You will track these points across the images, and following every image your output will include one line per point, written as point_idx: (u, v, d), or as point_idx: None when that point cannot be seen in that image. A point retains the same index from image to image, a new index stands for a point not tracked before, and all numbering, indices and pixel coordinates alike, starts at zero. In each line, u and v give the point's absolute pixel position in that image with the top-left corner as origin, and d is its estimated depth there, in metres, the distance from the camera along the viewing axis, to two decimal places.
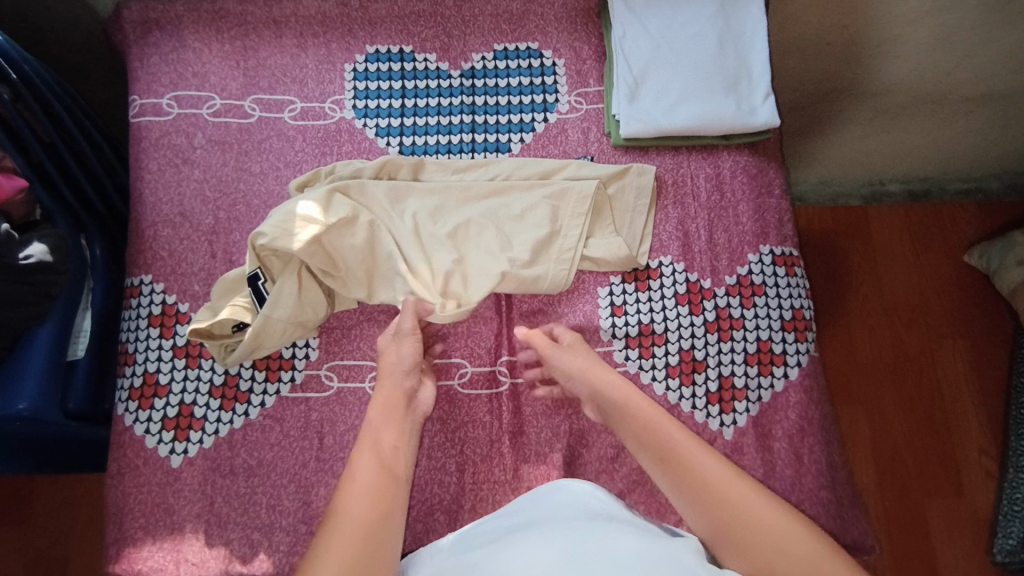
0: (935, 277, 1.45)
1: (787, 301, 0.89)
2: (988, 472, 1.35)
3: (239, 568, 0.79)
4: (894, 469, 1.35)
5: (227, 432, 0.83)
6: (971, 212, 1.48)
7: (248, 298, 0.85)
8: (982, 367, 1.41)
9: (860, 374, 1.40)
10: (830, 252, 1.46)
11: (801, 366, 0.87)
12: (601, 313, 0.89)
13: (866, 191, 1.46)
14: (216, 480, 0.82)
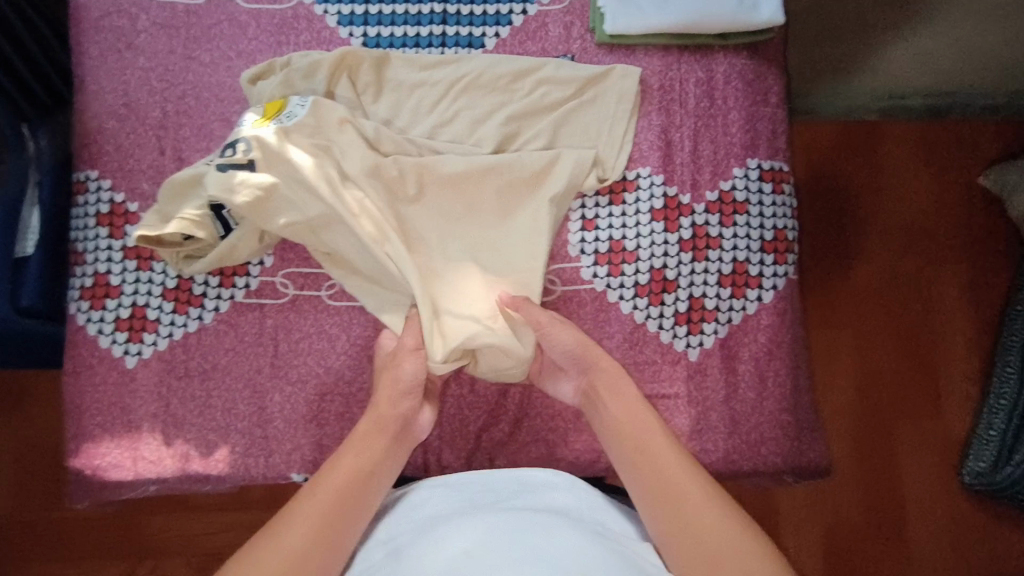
0: (948, 196, 1.36)
1: (770, 221, 0.84)
2: (971, 398, 1.33)
3: (197, 466, 0.80)
4: (876, 392, 1.33)
5: (182, 335, 0.82)
6: (994, 130, 1.36)
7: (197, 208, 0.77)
8: (983, 293, 1.34)
9: (852, 296, 1.35)
10: (837, 165, 1.37)
11: (776, 290, 0.83)
12: (571, 226, 0.85)
13: (883, 104, 1.34)
14: (171, 382, 0.81)
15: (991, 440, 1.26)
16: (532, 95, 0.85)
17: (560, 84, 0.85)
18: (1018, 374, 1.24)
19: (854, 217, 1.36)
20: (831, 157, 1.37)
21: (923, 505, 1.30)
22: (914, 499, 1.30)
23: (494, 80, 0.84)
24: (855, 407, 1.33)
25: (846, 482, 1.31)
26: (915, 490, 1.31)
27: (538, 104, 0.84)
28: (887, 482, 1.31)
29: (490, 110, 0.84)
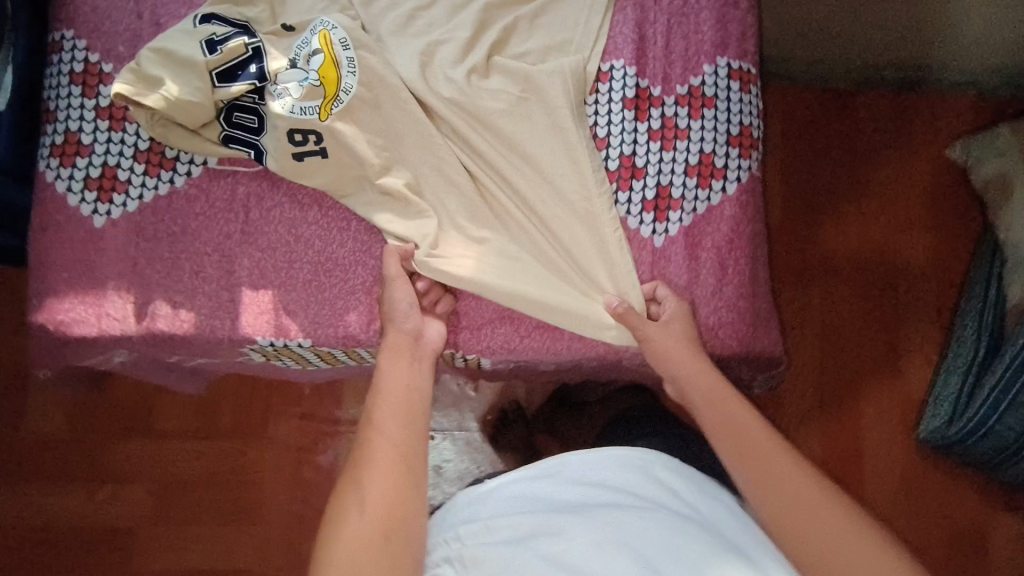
0: (913, 166, 1.42)
1: (736, 116, 0.87)
2: (929, 358, 1.36)
3: (162, 327, 0.80)
4: (840, 348, 1.37)
5: (152, 198, 0.82)
6: (963, 106, 1.43)
7: (181, 88, 0.77)
8: (943, 255, 1.39)
9: (817, 253, 1.40)
10: (810, 128, 1.44)
11: (740, 182, 0.86)
12: None
13: (860, 76, 1.41)
14: (139, 243, 0.81)
15: (947, 398, 1.26)
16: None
17: None
18: (976, 333, 1.26)
19: (823, 177, 1.42)
20: (807, 128, 1.44)
21: (880, 451, 1.33)
22: (874, 457, 1.33)
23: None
24: (818, 361, 1.36)
25: (806, 433, 1.33)
26: (872, 434, 1.33)
27: None
28: (848, 429, 1.34)
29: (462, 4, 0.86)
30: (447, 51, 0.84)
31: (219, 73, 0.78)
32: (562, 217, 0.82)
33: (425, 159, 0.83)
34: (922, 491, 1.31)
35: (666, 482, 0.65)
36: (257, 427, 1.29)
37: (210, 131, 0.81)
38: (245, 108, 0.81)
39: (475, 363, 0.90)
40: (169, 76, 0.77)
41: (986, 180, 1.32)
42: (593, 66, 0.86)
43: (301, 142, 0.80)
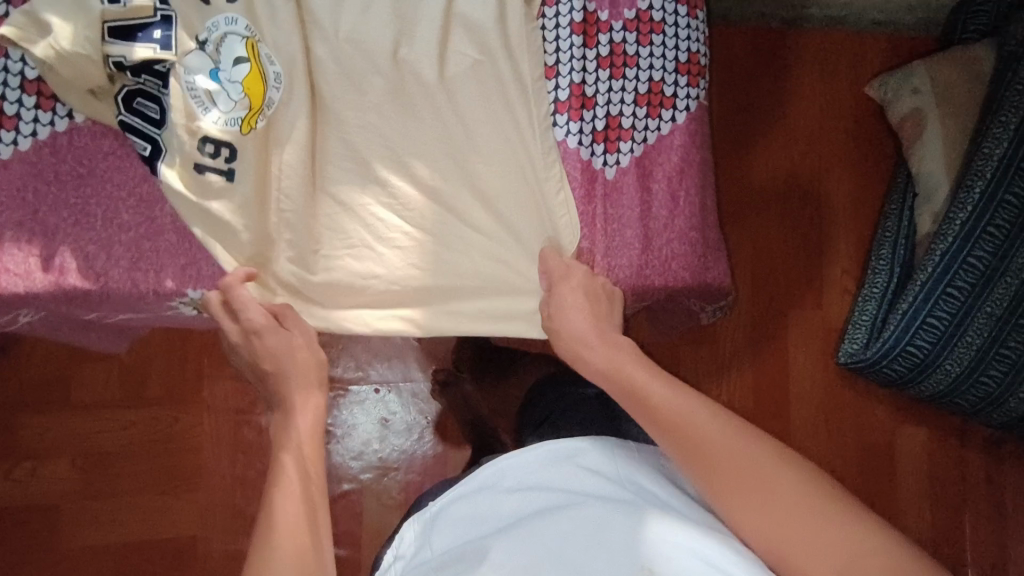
0: (837, 100, 1.46)
1: (684, 43, 0.84)
2: (846, 288, 1.42)
3: (75, 281, 0.72)
4: (768, 279, 1.42)
5: (49, 135, 0.72)
6: (881, 43, 1.47)
7: (76, 46, 0.66)
8: (864, 188, 1.45)
9: (746, 185, 1.43)
10: (743, 61, 1.44)
11: (689, 111, 0.84)
12: (486, 60, 0.81)
13: (786, 14, 1.43)
14: (38, 188, 0.72)
15: (863, 325, 1.28)
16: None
17: None
18: (889, 265, 1.30)
19: (758, 118, 1.44)
20: (744, 60, 1.44)
21: (806, 378, 1.40)
22: (799, 384, 1.40)
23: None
24: (750, 291, 1.41)
25: (739, 362, 1.39)
26: (798, 361, 1.40)
27: None
28: (775, 361, 1.40)
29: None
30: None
31: (120, 30, 0.68)
32: (505, 184, 0.81)
33: (331, 159, 0.78)
34: (847, 409, 1.40)
35: (588, 457, 0.62)
36: (190, 392, 1.21)
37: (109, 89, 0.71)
38: (149, 95, 0.71)
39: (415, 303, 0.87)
40: (63, 26, 0.66)
41: (902, 117, 1.34)
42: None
43: (210, 154, 0.72)
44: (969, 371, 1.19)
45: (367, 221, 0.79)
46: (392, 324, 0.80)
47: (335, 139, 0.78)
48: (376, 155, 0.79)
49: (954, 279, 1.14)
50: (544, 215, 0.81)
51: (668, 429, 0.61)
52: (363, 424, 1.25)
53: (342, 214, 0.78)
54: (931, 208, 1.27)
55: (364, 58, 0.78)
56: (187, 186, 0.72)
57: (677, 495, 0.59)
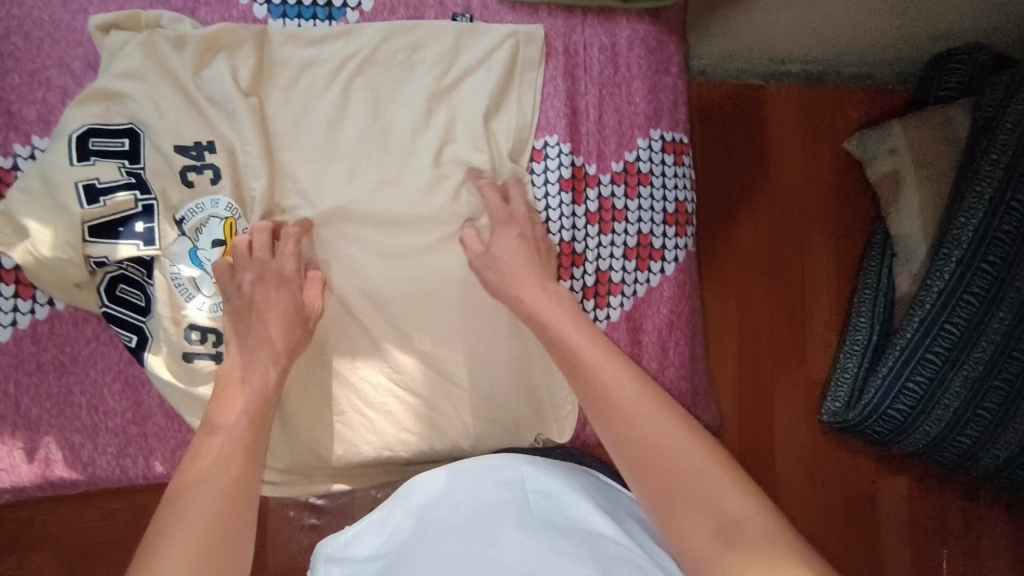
0: (816, 154, 1.41)
1: (672, 193, 0.85)
2: (828, 342, 1.41)
3: (61, 472, 0.71)
4: (752, 346, 1.38)
5: (29, 323, 0.70)
6: (858, 98, 1.41)
7: (55, 250, 0.66)
8: (841, 249, 1.42)
9: (731, 253, 1.39)
10: (723, 120, 1.38)
11: (677, 262, 0.85)
12: (467, 213, 0.80)
13: (766, 69, 1.36)
14: (19, 378, 0.70)
15: (845, 381, 1.28)
16: (431, 79, 0.79)
17: (472, 47, 0.80)
18: (869, 320, 1.28)
19: (741, 182, 1.39)
20: (722, 117, 1.37)
21: (791, 443, 1.39)
22: (783, 456, 1.38)
23: (385, 65, 0.78)
24: (733, 356, 1.38)
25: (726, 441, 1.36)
26: (783, 435, 1.38)
27: (438, 84, 0.79)
28: (760, 429, 1.38)
29: (386, 115, 0.78)
30: (370, 154, 0.77)
31: (98, 228, 0.67)
32: (493, 336, 0.80)
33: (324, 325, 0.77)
34: (832, 475, 1.39)
35: (499, 474, 0.68)
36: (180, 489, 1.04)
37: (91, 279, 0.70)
38: (131, 280, 0.70)
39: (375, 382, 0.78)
40: (41, 230, 0.66)
41: (880, 176, 1.28)
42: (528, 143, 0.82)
43: (197, 341, 0.71)
44: (945, 433, 1.10)
45: (358, 386, 0.78)
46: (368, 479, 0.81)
47: (331, 306, 0.77)
48: (370, 321, 0.78)
49: (932, 345, 1.04)
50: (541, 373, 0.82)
51: (640, 454, 0.58)
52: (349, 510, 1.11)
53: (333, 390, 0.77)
54: (910, 268, 1.21)
55: (349, 227, 0.77)
56: (178, 376, 0.70)
57: (568, 506, 0.65)
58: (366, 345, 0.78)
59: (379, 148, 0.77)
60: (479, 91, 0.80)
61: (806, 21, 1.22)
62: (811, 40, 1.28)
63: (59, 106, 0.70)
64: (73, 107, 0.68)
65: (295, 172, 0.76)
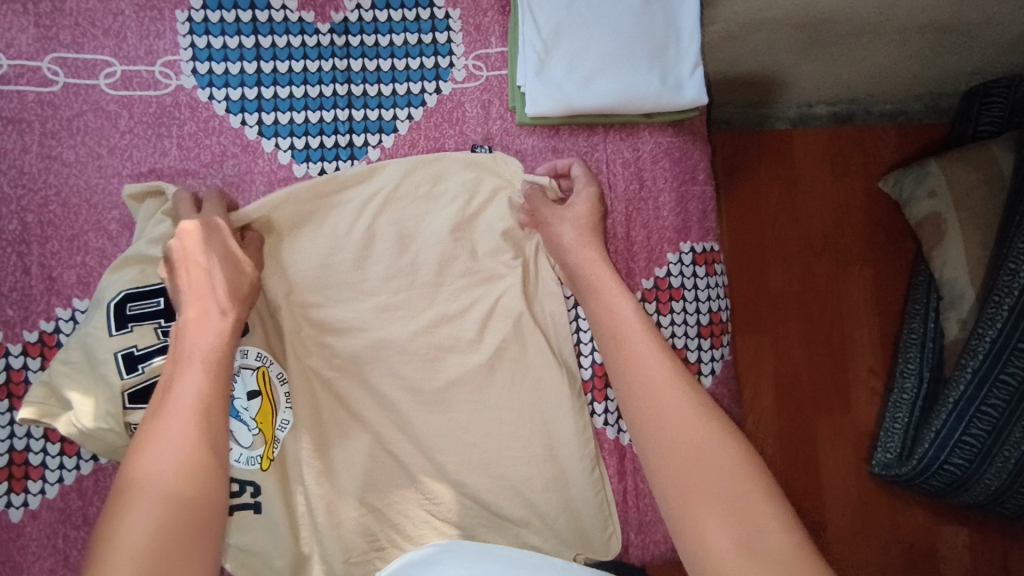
0: (847, 198, 1.37)
1: (705, 304, 0.83)
2: (875, 390, 1.35)
3: None
4: (793, 394, 1.34)
5: (74, 479, 0.73)
6: (891, 138, 1.37)
7: (96, 420, 0.67)
8: (881, 293, 1.37)
9: (768, 305, 1.35)
10: (746, 166, 1.35)
11: (715, 373, 0.83)
12: (495, 327, 0.80)
13: (794, 113, 1.32)
14: (68, 532, 0.72)
15: (895, 432, 1.24)
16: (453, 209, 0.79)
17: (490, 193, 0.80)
18: (917, 368, 1.24)
19: (771, 231, 1.35)
20: (748, 165, 1.35)
21: (840, 501, 1.33)
22: (835, 517, 1.32)
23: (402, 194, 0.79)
24: (773, 408, 1.33)
25: None
26: (833, 503, 1.33)
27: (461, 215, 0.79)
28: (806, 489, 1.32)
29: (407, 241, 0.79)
30: (399, 285, 0.78)
31: (135, 394, 0.68)
32: (528, 462, 0.79)
33: (361, 461, 0.77)
34: (886, 536, 1.33)
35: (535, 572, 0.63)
36: None
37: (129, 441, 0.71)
38: None
39: (411, 511, 0.78)
40: (82, 401, 0.68)
41: (918, 219, 1.23)
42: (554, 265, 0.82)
43: (236, 491, 0.73)
44: (1007, 484, 1.08)
45: (396, 519, 0.78)
46: None
47: (365, 441, 0.77)
48: (405, 453, 0.78)
49: (988, 397, 1.03)
50: (580, 489, 0.80)
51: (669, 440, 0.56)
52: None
53: (373, 520, 0.77)
54: (958, 315, 1.16)
55: (379, 361, 0.78)
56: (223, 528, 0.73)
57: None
58: (401, 477, 0.78)
59: (398, 273, 0.78)
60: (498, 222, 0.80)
61: (833, 70, 1.16)
62: (833, 86, 1.23)
63: (96, 267, 0.73)
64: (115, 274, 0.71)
65: (325, 312, 0.77)
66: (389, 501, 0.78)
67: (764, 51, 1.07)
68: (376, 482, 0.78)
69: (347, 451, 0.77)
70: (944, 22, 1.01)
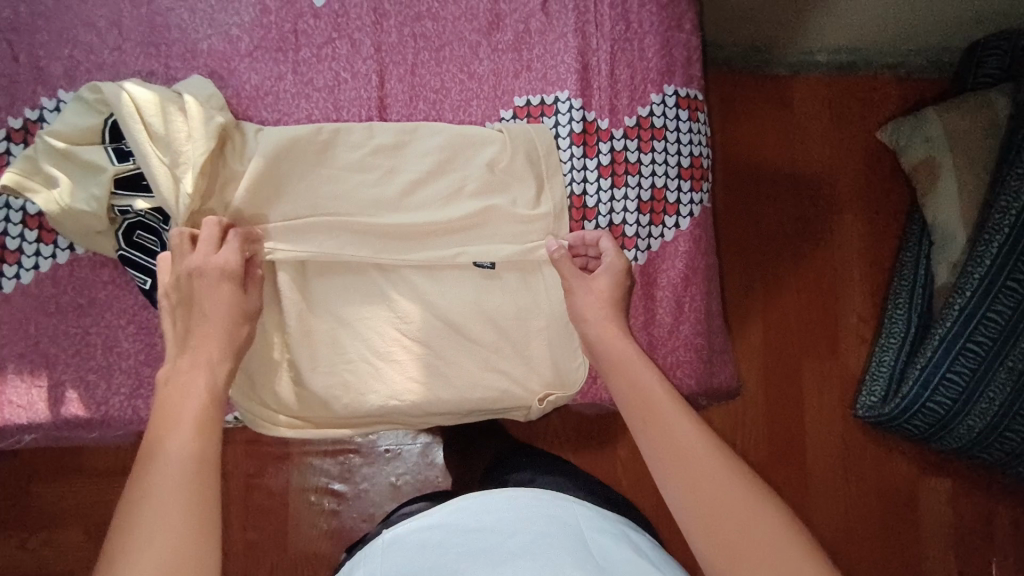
0: (849, 136, 1.32)
1: (687, 148, 0.83)
2: (863, 337, 1.28)
3: (76, 411, 0.72)
4: (780, 323, 1.27)
5: (50, 267, 0.73)
6: (891, 90, 1.32)
7: (75, 199, 0.68)
8: (877, 236, 1.31)
9: (756, 235, 1.29)
10: (749, 97, 1.30)
11: (693, 217, 0.83)
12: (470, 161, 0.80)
13: (793, 60, 1.28)
14: (39, 318, 0.73)
15: (881, 375, 1.20)
16: (450, 184, 0.78)
17: (495, 174, 0.79)
18: (906, 313, 1.20)
19: (764, 159, 1.30)
20: (747, 100, 1.30)
21: (821, 435, 1.26)
22: (816, 454, 1.26)
23: (399, 216, 0.77)
24: (761, 338, 1.26)
25: (755, 440, 1.24)
26: (816, 437, 1.26)
27: (461, 142, 0.78)
28: (789, 419, 1.26)
29: (393, 165, 0.77)
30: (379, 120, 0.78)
31: (120, 181, 0.69)
32: (504, 294, 0.79)
33: (342, 285, 0.78)
34: (867, 481, 1.26)
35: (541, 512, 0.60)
36: (254, 473, 1.12)
37: (107, 235, 0.71)
38: (150, 228, 0.71)
39: (387, 339, 0.78)
40: (64, 179, 0.69)
41: (915, 164, 1.20)
42: (549, 135, 0.80)
43: None
44: (993, 427, 1.06)
45: (368, 337, 0.77)
46: (377, 428, 0.80)
47: (384, 310, 0.78)
48: (431, 325, 0.78)
49: (975, 333, 1.02)
50: (554, 331, 0.80)
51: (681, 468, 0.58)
52: (371, 489, 1.14)
53: (349, 346, 0.77)
54: (948, 257, 1.14)
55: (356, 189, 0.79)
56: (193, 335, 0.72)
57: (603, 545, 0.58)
58: (378, 309, 0.78)
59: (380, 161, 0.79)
60: (498, 167, 0.79)
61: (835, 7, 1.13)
62: (835, 28, 1.19)
63: (83, 61, 0.74)
64: (113, 87, 0.69)
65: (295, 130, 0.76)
66: (363, 327, 0.77)
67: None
68: (352, 310, 0.77)
69: (326, 275, 0.78)
70: None
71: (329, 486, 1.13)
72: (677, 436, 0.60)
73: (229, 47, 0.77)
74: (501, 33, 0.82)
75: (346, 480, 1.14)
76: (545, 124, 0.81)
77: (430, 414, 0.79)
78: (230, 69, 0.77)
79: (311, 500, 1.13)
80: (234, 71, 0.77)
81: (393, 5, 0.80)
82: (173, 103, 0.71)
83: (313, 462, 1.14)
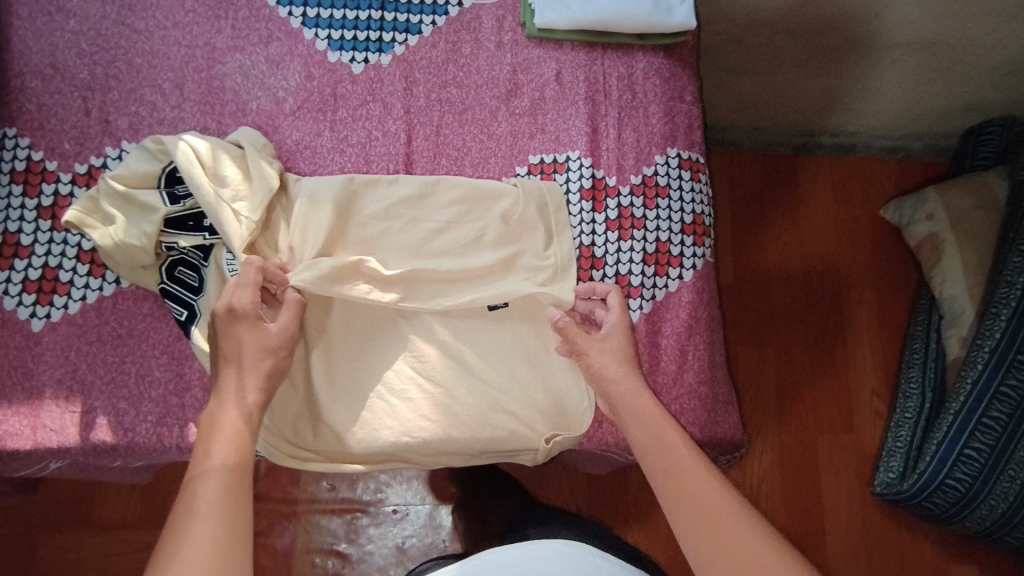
0: (852, 214, 1.36)
1: (689, 205, 0.89)
2: (877, 412, 1.26)
3: (104, 436, 0.75)
4: (791, 389, 1.27)
5: (96, 298, 0.79)
6: (891, 169, 1.38)
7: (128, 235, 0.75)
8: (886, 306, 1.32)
9: (763, 302, 1.31)
10: (753, 173, 1.37)
11: (696, 270, 0.88)
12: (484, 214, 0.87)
13: (798, 141, 1.35)
14: (80, 346, 0.77)
15: (898, 450, 1.16)
16: (469, 233, 0.84)
17: (509, 225, 0.85)
18: (919, 388, 1.18)
19: (769, 232, 1.34)
20: (753, 176, 1.37)
21: (840, 507, 1.22)
22: (836, 529, 1.20)
23: (420, 261, 0.83)
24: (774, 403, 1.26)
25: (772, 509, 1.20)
26: (834, 510, 1.21)
27: (478, 195, 0.85)
28: (806, 490, 1.22)
29: (417, 215, 0.84)
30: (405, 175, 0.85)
31: (170, 220, 0.77)
32: (515, 339, 0.83)
33: (364, 324, 0.82)
34: (890, 564, 1.19)
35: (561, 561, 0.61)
36: (261, 530, 1.12)
37: (151, 270, 0.78)
38: (190, 265, 0.78)
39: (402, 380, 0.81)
40: (120, 217, 0.76)
41: (918, 241, 1.24)
42: (560, 192, 0.87)
43: None
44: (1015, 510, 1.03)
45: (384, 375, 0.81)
46: (391, 465, 0.82)
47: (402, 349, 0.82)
48: (445, 366, 0.82)
49: (989, 409, 1.02)
50: (564, 376, 0.82)
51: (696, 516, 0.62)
52: (376, 552, 1.12)
53: (368, 380, 0.81)
54: (958, 332, 1.15)
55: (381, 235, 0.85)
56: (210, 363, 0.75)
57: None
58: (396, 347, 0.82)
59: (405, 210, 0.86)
60: (513, 217, 0.85)
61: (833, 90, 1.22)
62: (834, 113, 1.28)
63: (147, 117, 0.83)
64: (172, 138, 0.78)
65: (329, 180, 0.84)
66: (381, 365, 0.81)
67: (769, 64, 1.17)
68: (371, 349, 0.81)
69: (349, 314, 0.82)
70: (933, 38, 1.08)
71: (334, 547, 1.12)
72: (688, 481, 0.64)
73: (275, 107, 0.86)
74: (519, 99, 0.90)
75: (352, 541, 1.13)
76: (556, 182, 0.87)
77: (441, 455, 0.81)
78: (274, 126, 0.86)
79: (315, 562, 1.12)
80: (278, 127, 0.86)
81: (422, 73, 0.90)
82: (224, 152, 0.79)
83: (320, 522, 1.13)
